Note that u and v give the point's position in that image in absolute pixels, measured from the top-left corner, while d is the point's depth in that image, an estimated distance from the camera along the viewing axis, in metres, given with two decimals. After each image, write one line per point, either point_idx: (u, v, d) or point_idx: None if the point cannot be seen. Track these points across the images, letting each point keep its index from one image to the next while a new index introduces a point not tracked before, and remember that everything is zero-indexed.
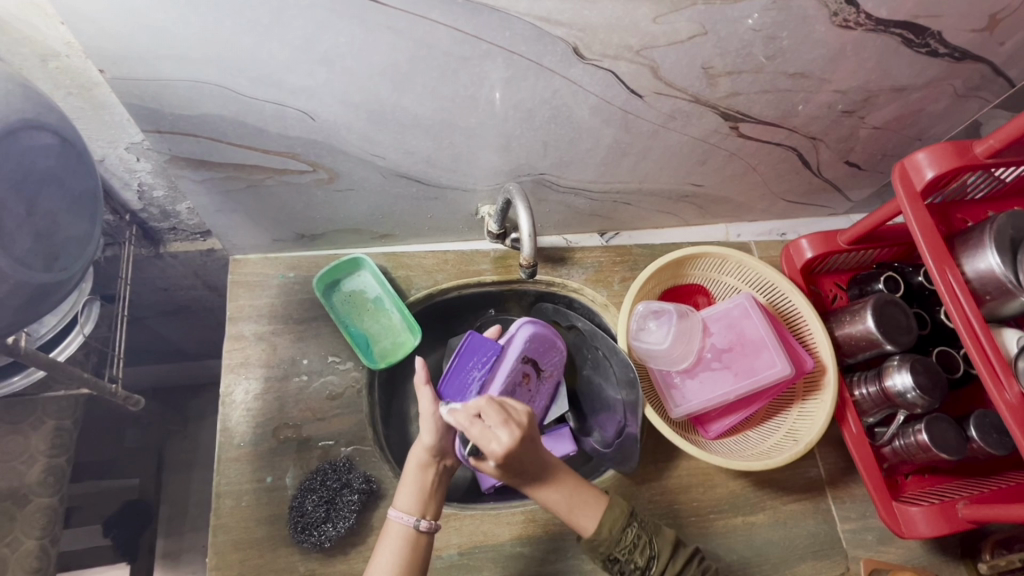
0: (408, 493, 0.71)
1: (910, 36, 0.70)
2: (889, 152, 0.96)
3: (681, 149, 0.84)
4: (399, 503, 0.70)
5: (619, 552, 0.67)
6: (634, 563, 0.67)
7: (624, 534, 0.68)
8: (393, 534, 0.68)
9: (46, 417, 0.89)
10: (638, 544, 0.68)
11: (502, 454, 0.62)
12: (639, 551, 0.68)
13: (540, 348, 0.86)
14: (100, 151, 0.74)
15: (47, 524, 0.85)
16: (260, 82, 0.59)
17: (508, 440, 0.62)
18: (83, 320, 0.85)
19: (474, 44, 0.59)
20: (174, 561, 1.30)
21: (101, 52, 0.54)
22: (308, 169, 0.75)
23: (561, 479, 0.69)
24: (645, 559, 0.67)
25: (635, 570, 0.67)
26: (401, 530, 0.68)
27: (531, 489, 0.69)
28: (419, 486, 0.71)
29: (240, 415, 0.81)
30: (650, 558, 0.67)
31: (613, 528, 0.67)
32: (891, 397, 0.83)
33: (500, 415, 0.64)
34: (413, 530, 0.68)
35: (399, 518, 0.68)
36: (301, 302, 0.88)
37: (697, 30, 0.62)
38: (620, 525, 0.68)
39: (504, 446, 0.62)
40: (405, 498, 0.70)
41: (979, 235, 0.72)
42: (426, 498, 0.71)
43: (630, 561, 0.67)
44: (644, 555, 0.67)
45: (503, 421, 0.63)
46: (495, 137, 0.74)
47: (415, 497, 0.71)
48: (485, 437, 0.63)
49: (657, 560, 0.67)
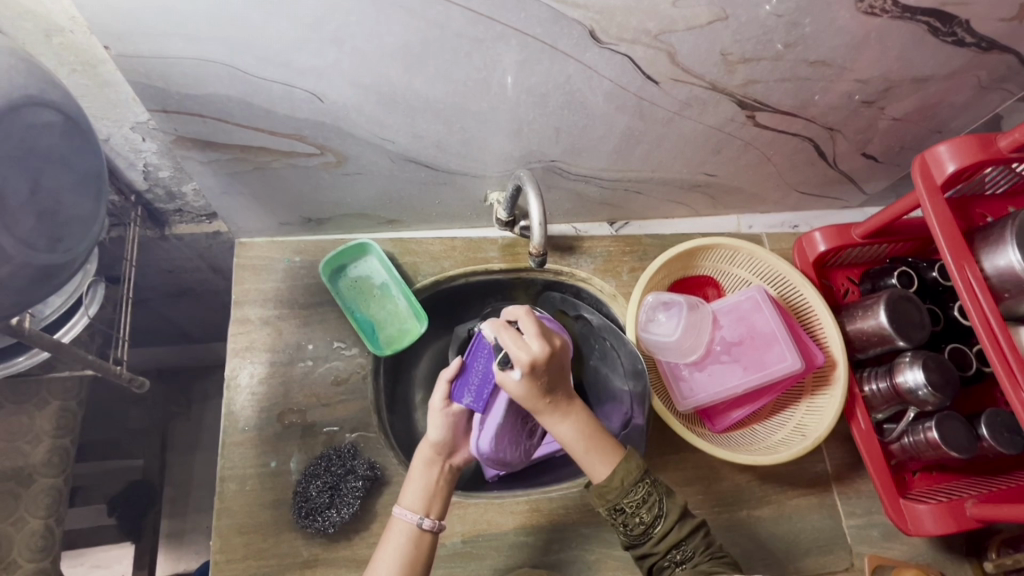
0: (414, 491, 0.70)
1: (936, 24, 0.67)
2: (908, 145, 0.94)
3: (696, 137, 0.82)
4: (405, 501, 0.69)
5: (627, 504, 0.64)
6: (639, 519, 0.64)
7: (634, 488, 0.64)
8: (396, 532, 0.68)
9: (51, 398, 0.89)
10: (647, 501, 0.64)
11: (530, 363, 0.60)
12: (647, 508, 0.64)
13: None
14: (105, 131, 0.73)
15: (51, 504, 0.85)
16: (268, 62, 0.58)
17: (539, 350, 0.61)
18: (87, 302, 0.84)
19: (488, 25, 0.57)
20: (178, 541, 1.31)
21: (106, 28, 0.52)
22: (315, 152, 0.74)
23: (580, 417, 0.67)
24: (651, 517, 0.64)
25: (640, 525, 0.64)
26: (405, 528, 0.68)
27: (548, 418, 0.66)
28: (424, 484, 0.71)
29: (244, 400, 0.81)
30: (656, 516, 0.64)
31: (625, 478, 0.65)
32: (902, 393, 0.82)
33: (537, 329, 0.63)
34: (416, 528, 0.68)
35: (403, 516, 0.68)
36: (307, 287, 0.87)
37: (717, 14, 0.60)
38: (632, 478, 0.65)
39: (534, 355, 0.60)
40: (411, 496, 0.70)
41: (1000, 231, 0.71)
42: (431, 497, 0.70)
43: (636, 515, 0.64)
44: (650, 513, 0.64)
45: (540, 334, 0.62)
46: (507, 122, 0.73)
47: (421, 495, 0.70)
48: (517, 344, 0.61)
49: (664, 520, 0.64)
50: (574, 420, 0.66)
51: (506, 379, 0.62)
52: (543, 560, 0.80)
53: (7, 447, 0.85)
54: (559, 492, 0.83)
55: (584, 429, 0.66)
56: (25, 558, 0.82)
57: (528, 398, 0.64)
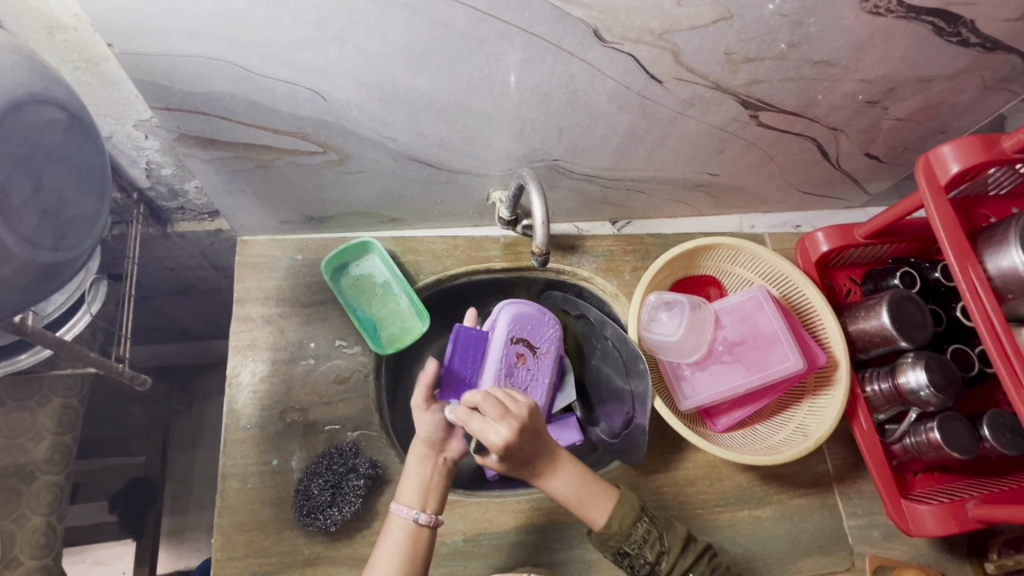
0: (411, 485, 0.70)
1: (941, 24, 0.67)
2: (911, 145, 0.94)
3: (699, 137, 0.82)
4: (402, 496, 0.70)
5: (629, 545, 0.68)
6: (645, 557, 0.68)
7: (634, 527, 0.68)
8: (395, 528, 0.68)
9: (53, 395, 0.89)
10: (649, 538, 0.68)
11: (503, 447, 0.63)
12: (649, 545, 0.68)
13: (527, 328, 0.86)
14: (107, 128, 0.73)
15: (53, 501, 0.85)
16: (272, 60, 0.58)
17: (508, 432, 0.63)
18: (89, 300, 0.84)
19: (492, 24, 0.57)
20: (179, 538, 1.31)
21: (110, 25, 0.52)
22: (318, 151, 0.74)
23: (567, 474, 0.69)
24: (655, 554, 0.68)
25: (646, 564, 0.68)
26: (403, 523, 0.68)
27: (540, 480, 0.69)
28: (420, 478, 0.71)
29: (246, 398, 0.81)
30: (660, 552, 0.68)
31: (623, 521, 0.68)
32: (904, 394, 0.82)
33: (499, 407, 0.65)
34: (413, 523, 0.68)
35: (401, 512, 0.68)
36: (309, 285, 0.87)
37: (722, 14, 0.60)
38: (630, 519, 0.68)
39: (504, 439, 0.63)
40: (407, 491, 0.70)
41: (1004, 232, 0.71)
42: (427, 491, 0.70)
43: (640, 555, 0.68)
44: (654, 549, 0.68)
45: (504, 413, 0.64)
46: (510, 121, 0.72)
47: (417, 489, 0.70)
48: (486, 431, 0.64)
49: (668, 555, 0.68)
50: (561, 479, 0.69)
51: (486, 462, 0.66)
52: (543, 559, 0.80)
53: (8, 444, 0.85)
54: None
55: (573, 485, 0.69)
56: (27, 555, 0.82)
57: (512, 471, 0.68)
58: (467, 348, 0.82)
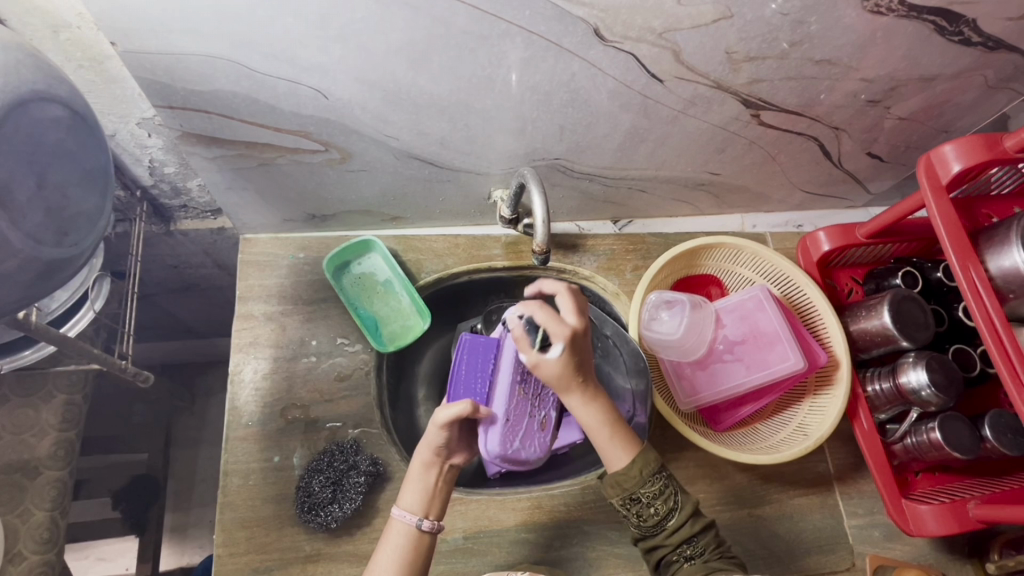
0: (413, 491, 0.70)
1: (943, 23, 0.67)
2: (914, 144, 0.93)
3: (700, 136, 0.82)
4: (403, 502, 0.69)
5: (643, 493, 0.65)
6: (654, 510, 0.65)
7: (651, 478, 0.66)
8: (395, 533, 0.68)
9: (56, 391, 0.89)
10: (663, 493, 0.66)
11: (573, 331, 0.67)
12: (662, 500, 0.66)
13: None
14: (111, 126, 0.73)
15: (57, 497, 0.86)
16: (274, 58, 0.58)
17: (579, 320, 0.68)
18: (93, 297, 0.84)
19: (493, 23, 0.57)
20: (183, 534, 1.31)
21: (113, 24, 0.53)
22: (320, 149, 0.74)
23: (604, 403, 0.69)
24: (665, 510, 0.65)
25: (654, 516, 0.65)
26: (403, 528, 0.68)
27: (577, 404, 0.69)
28: (423, 486, 0.70)
29: (248, 395, 0.81)
30: (672, 509, 0.66)
31: (644, 468, 0.66)
32: (904, 394, 0.82)
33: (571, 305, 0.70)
34: (414, 529, 0.68)
35: (401, 517, 0.68)
36: (311, 283, 0.88)
37: (722, 13, 0.60)
38: (650, 469, 0.66)
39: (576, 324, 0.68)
40: (409, 497, 0.69)
41: (1005, 232, 0.71)
42: (429, 498, 0.70)
43: (650, 506, 0.65)
44: (666, 504, 0.65)
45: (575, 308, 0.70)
46: (511, 120, 0.73)
47: (419, 497, 0.69)
48: (560, 317, 0.68)
49: (677, 514, 0.66)
50: (598, 404, 0.69)
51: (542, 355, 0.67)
52: (543, 557, 0.80)
53: (12, 440, 0.85)
54: (560, 489, 0.83)
55: (608, 411, 0.69)
56: (31, 550, 0.83)
57: (563, 378, 0.67)
58: (474, 359, 0.77)
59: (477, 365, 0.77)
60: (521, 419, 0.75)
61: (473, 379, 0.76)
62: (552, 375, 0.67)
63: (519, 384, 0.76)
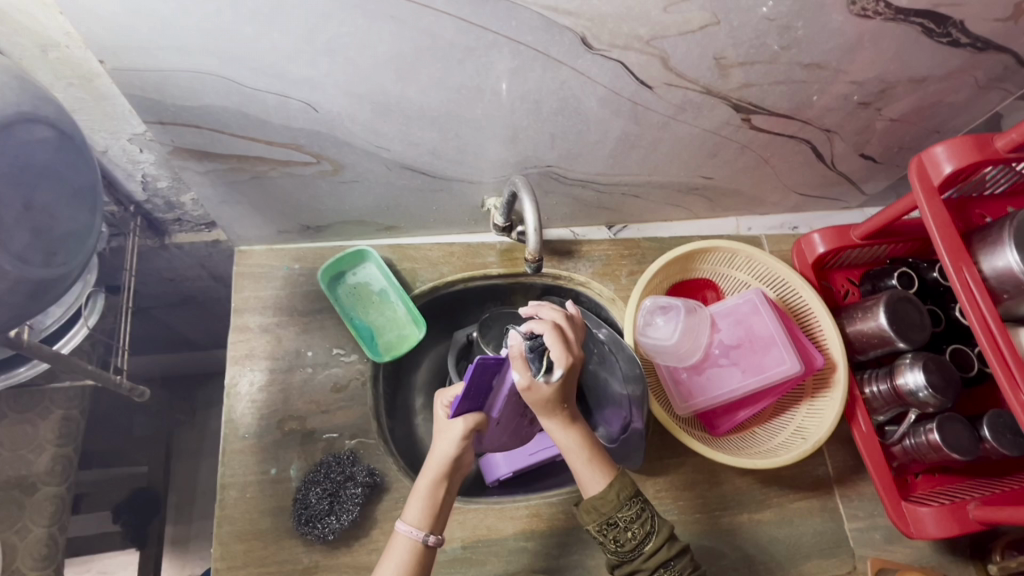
0: (417, 505, 0.68)
1: (931, 25, 0.67)
2: (906, 145, 0.94)
3: (692, 141, 0.82)
4: (409, 516, 0.68)
5: (620, 517, 0.65)
6: (631, 534, 0.65)
7: (628, 502, 0.65)
8: (399, 547, 0.66)
9: (53, 408, 0.89)
10: (640, 516, 0.65)
11: (569, 364, 0.64)
12: (639, 523, 0.65)
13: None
14: (103, 143, 0.74)
15: (55, 513, 0.86)
16: (262, 73, 0.58)
17: (575, 354, 0.66)
18: (87, 313, 0.84)
19: (480, 34, 0.57)
20: (183, 547, 1.32)
21: (100, 43, 0.53)
22: (312, 161, 0.74)
23: (583, 426, 0.69)
24: (642, 533, 0.65)
25: (631, 540, 0.65)
26: (408, 543, 0.66)
27: (553, 425, 0.67)
28: (428, 501, 0.69)
29: (244, 407, 0.81)
30: (648, 533, 0.65)
31: (621, 492, 0.66)
32: (902, 395, 0.82)
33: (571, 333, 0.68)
34: (420, 544, 0.67)
35: (407, 532, 0.67)
36: (306, 294, 0.88)
37: (709, 20, 0.60)
38: (627, 492, 0.66)
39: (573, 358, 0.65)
40: (414, 511, 0.68)
41: (998, 232, 0.71)
42: (435, 514, 0.69)
43: (628, 530, 0.65)
44: (642, 528, 0.65)
45: (575, 339, 0.68)
46: (501, 128, 0.73)
47: (426, 511, 0.68)
48: (559, 346, 0.65)
49: (654, 537, 0.65)
50: (576, 429, 0.68)
51: (541, 379, 0.64)
52: (542, 565, 0.79)
53: (10, 456, 0.85)
54: (559, 496, 0.83)
55: (587, 437, 0.68)
56: (29, 566, 0.83)
57: (550, 402, 0.65)
58: (482, 379, 0.66)
59: (482, 383, 0.67)
60: (514, 422, 0.75)
61: (479, 394, 0.68)
62: (542, 398, 0.65)
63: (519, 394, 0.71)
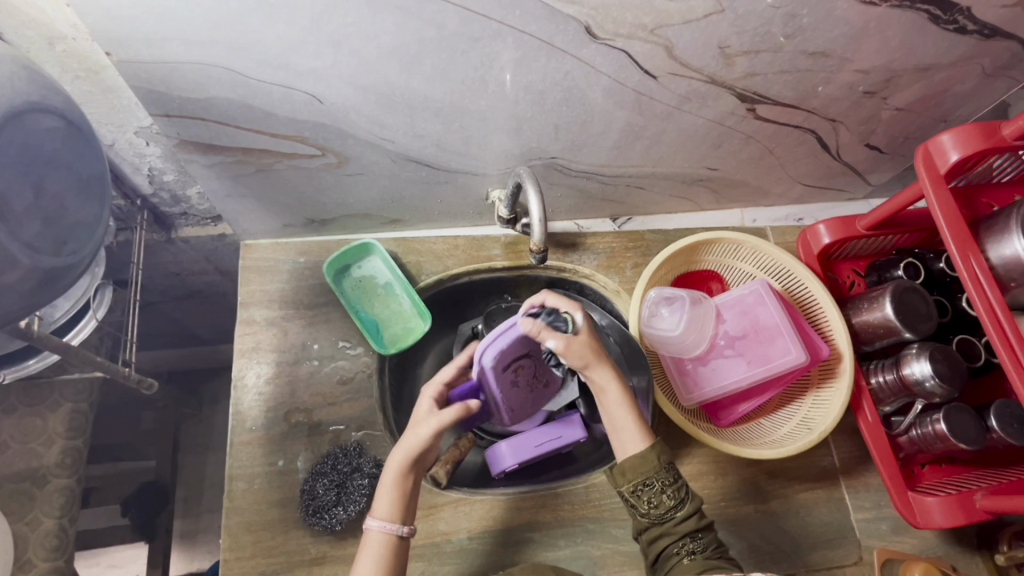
0: (386, 498, 0.68)
1: (937, 12, 0.67)
2: (912, 135, 0.93)
3: (697, 131, 0.82)
4: (379, 512, 0.67)
5: (657, 480, 0.66)
6: (666, 497, 0.66)
7: (666, 466, 0.67)
8: (371, 543, 0.66)
9: (62, 400, 0.90)
10: (677, 481, 0.66)
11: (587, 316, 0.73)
12: (674, 488, 0.66)
13: (517, 348, 0.77)
14: (109, 136, 0.74)
15: (65, 505, 0.86)
16: (268, 65, 0.58)
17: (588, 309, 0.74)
18: (95, 306, 0.85)
19: (483, 23, 0.57)
20: (192, 540, 1.33)
21: (107, 35, 0.53)
22: (317, 154, 0.74)
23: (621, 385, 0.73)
24: (676, 498, 0.66)
25: (665, 503, 0.65)
26: (380, 537, 0.66)
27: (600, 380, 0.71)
28: (397, 492, 0.68)
29: (252, 399, 0.82)
30: (681, 500, 0.66)
31: (661, 455, 0.67)
32: (909, 385, 0.81)
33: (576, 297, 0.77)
34: (392, 537, 0.66)
35: (380, 527, 0.66)
36: (312, 287, 0.88)
37: (713, 7, 0.60)
38: (666, 457, 0.67)
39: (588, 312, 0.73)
40: (384, 506, 0.67)
41: (1005, 220, 0.70)
42: (404, 505, 0.68)
43: (663, 493, 0.66)
44: (677, 493, 0.66)
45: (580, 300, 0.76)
46: (506, 120, 0.73)
47: (395, 504, 0.67)
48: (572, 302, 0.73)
49: (686, 505, 0.65)
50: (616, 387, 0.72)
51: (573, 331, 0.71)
52: (548, 556, 0.80)
53: (21, 449, 0.86)
54: (565, 487, 0.83)
55: (629, 394, 0.71)
56: (40, 557, 0.83)
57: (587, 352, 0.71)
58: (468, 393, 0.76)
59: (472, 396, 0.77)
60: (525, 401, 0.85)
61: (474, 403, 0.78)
62: (579, 349, 0.71)
63: (513, 389, 0.81)
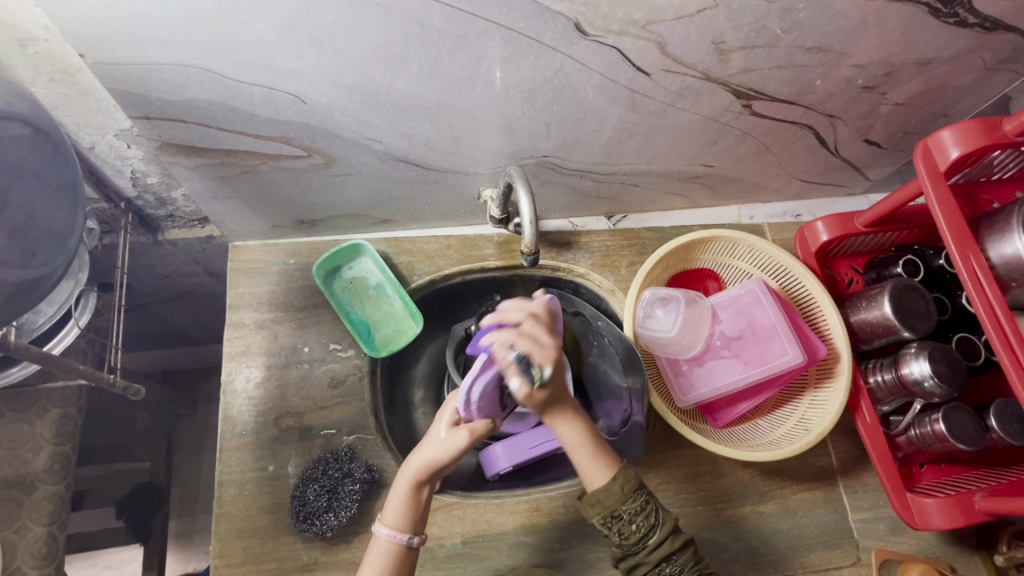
0: (396, 507, 0.66)
1: (938, 6, 0.65)
2: (912, 129, 0.91)
3: (691, 128, 0.80)
4: (389, 519, 0.66)
5: (624, 510, 0.65)
6: (635, 527, 0.65)
7: (632, 495, 0.65)
8: (378, 550, 0.65)
9: (50, 406, 0.89)
10: (644, 509, 0.65)
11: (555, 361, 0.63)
12: (643, 516, 0.65)
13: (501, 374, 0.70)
14: (88, 139, 0.72)
15: (54, 511, 0.86)
16: (248, 65, 0.57)
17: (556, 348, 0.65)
18: (77, 313, 0.84)
19: (470, 21, 0.56)
20: (187, 541, 1.33)
21: (79, 37, 0.52)
22: (303, 155, 0.73)
23: (583, 419, 0.70)
24: (646, 526, 0.65)
25: (635, 533, 0.64)
26: (388, 546, 0.65)
27: (554, 420, 0.69)
28: (409, 502, 0.66)
29: (242, 404, 0.81)
30: (652, 526, 0.65)
31: (625, 485, 0.66)
32: (907, 385, 0.80)
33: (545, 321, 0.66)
34: (401, 546, 0.65)
35: (388, 536, 0.65)
36: (302, 288, 0.87)
37: (706, 3, 0.58)
38: (631, 485, 0.66)
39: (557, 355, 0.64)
40: (393, 514, 0.66)
41: (1006, 218, 0.69)
42: (416, 515, 0.67)
43: (632, 523, 0.65)
44: (647, 521, 0.65)
45: (547, 329, 0.66)
46: (495, 119, 0.71)
47: (407, 513, 0.66)
48: (536, 344, 0.63)
49: (658, 531, 0.65)
50: (578, 422, 0.69)
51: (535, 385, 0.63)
52: (542, 559, 0.79)
53: (8, 455, 0.85)
54: (559, 490, 0.82)
55: (587, 429, 0.69)
56: (29, 565, 0.83)
57: (546, 398, 0.66)
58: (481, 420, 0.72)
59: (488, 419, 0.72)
60: None
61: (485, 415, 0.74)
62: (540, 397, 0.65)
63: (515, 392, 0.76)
